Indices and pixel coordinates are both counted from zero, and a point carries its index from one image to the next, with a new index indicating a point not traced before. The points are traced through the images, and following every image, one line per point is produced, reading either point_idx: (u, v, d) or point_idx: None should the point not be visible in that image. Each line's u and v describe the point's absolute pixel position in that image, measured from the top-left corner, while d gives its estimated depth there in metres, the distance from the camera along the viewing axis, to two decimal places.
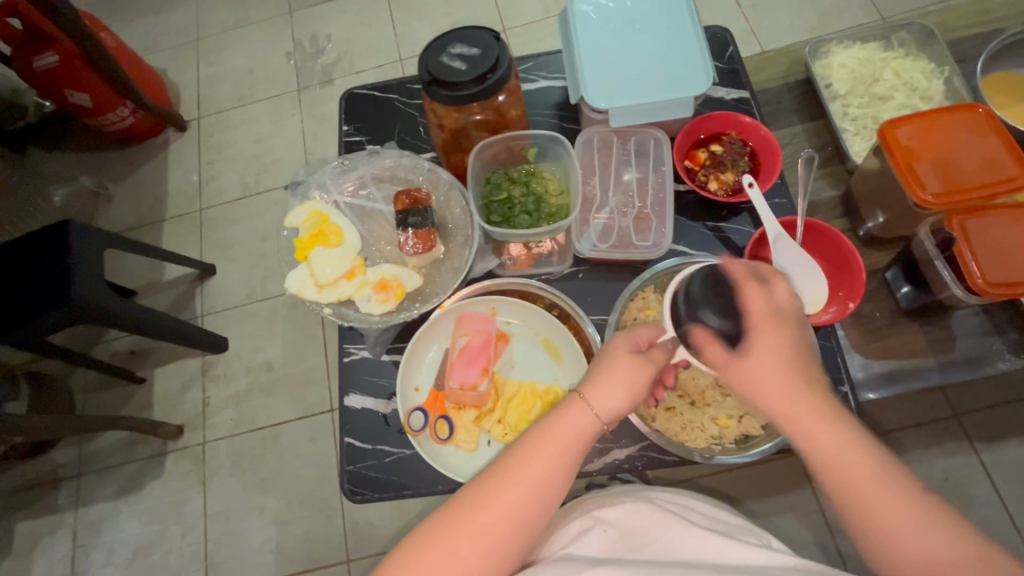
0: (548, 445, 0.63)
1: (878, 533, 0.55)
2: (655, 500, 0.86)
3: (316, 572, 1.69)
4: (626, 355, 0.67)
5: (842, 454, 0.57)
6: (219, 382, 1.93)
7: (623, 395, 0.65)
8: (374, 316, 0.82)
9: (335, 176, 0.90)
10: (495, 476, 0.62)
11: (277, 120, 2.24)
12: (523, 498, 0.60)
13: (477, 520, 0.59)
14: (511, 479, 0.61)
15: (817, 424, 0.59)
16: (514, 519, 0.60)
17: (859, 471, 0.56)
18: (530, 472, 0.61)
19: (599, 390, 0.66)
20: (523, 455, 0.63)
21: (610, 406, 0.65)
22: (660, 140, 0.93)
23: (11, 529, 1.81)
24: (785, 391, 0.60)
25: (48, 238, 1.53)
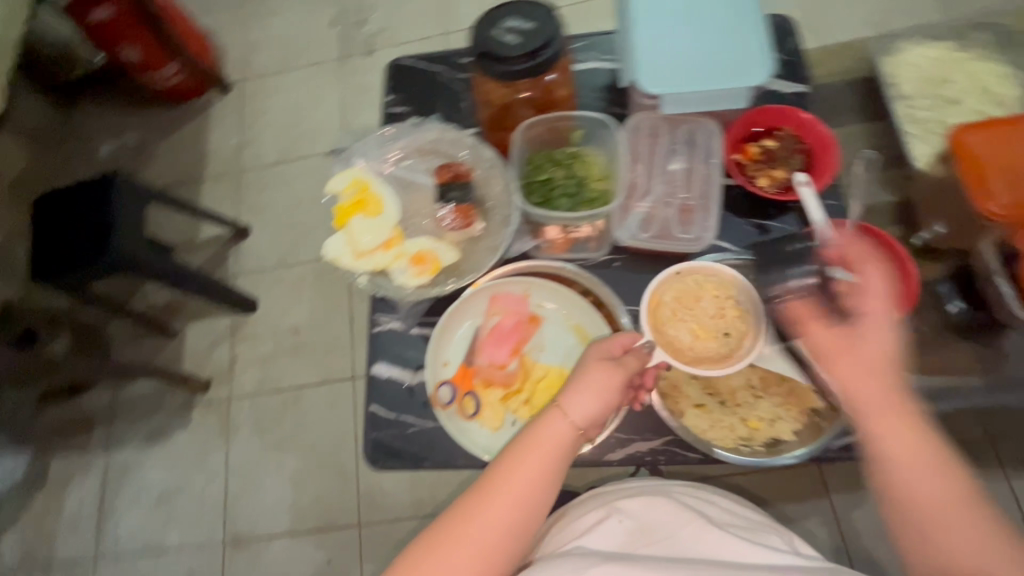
0: (537, 454, 0.64)
1: (932, 530, 0.57)
2: (673, 494, 0.86)
3: (328, 532, 1.74)
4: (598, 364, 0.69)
5: (912, 451, 0.59)
6: (247, 342, 1.98)
7: (598, 401, 0.67)
8: (407, 288, 0.83)
9: (379, 145, 0.90)
10: (486, 486, 0.62)
11: (318, 88, 2.25)
12: (515, 504, 0.61)
13: (471, 525, 0.60)
14: (501, 488, 0.62)
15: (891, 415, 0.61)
16: (505, 526, 0.60)
17: (918, 464, 0.59)
18: (522, 479, 0.62)
19: (575, 396, 0.67)
20: (511, 465, 0.63)
21: (586, 410, 0.66)
22: (712, 131, 0.90)
23: (46, 464, 1.91)
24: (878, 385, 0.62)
25: (95, 187, 1.58)
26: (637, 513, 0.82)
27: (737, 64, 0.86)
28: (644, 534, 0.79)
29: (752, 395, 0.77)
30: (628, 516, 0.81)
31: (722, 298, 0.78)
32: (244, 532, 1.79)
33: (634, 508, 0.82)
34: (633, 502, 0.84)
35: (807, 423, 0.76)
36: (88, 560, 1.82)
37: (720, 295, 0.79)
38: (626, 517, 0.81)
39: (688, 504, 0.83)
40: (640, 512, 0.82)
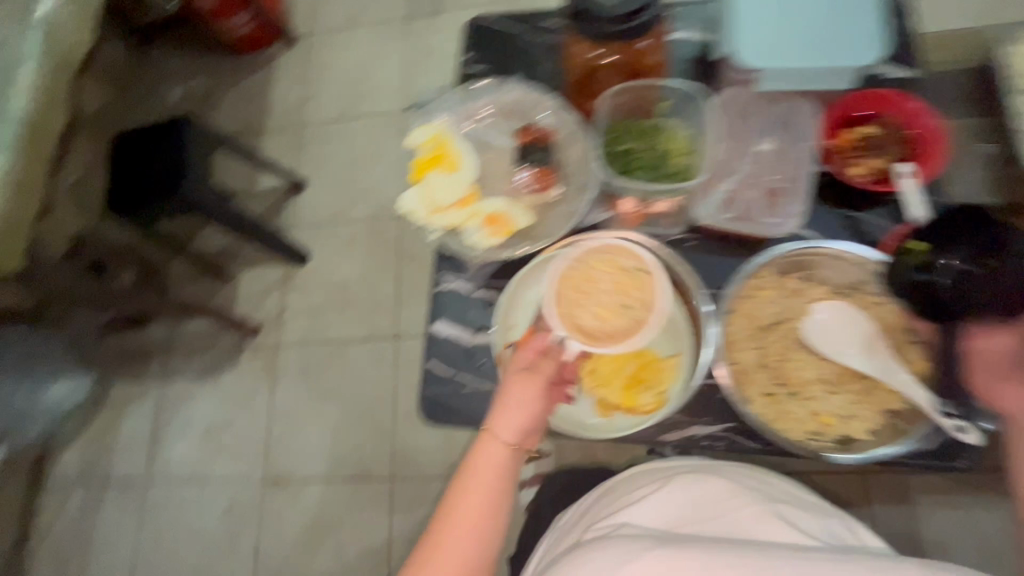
0: (482, 481, 0.67)
1: None
2: (726, 472, 0.86)
3: (363, 482, 1.81)
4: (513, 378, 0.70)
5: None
6: (297, 293, 2.04)
7: (522, 416, 0.68)
8: (478, 249, 0.84)
9: (459, 103, 0.89)
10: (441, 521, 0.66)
11: (382, 46, 2.24)
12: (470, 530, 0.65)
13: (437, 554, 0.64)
14: (454, 522, 0.65)
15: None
16: (472, 543, 0.65)
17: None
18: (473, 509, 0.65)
19: (499, 418, 0.68)
20: (462, 494, 0.66)
21: (512, 428, 0.67)
22: (806, 115, 0.86)
23: (107, 388, 2.03)
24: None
25: (169, 128, 1.63)
26: (690, 488, 0.82)
27: (845, 41, 0.81)
28: (696, 509, 0.80)
29: (825, 389, 0.75)
30: (680, 489, 0.82)
31: (614, 269, 0.74)
32: (284, 472, 1.87)
33: (686, 482, 0.83)
34: (685, 477, 0.84)
35: (882, 421, 0.73)
36: (140, 481, 1.94)
37: (613, 267, 0.74)
38: (678, 490, 0.82)
39: (742, 484, 0.83)
40: (693, 487, 0.82)
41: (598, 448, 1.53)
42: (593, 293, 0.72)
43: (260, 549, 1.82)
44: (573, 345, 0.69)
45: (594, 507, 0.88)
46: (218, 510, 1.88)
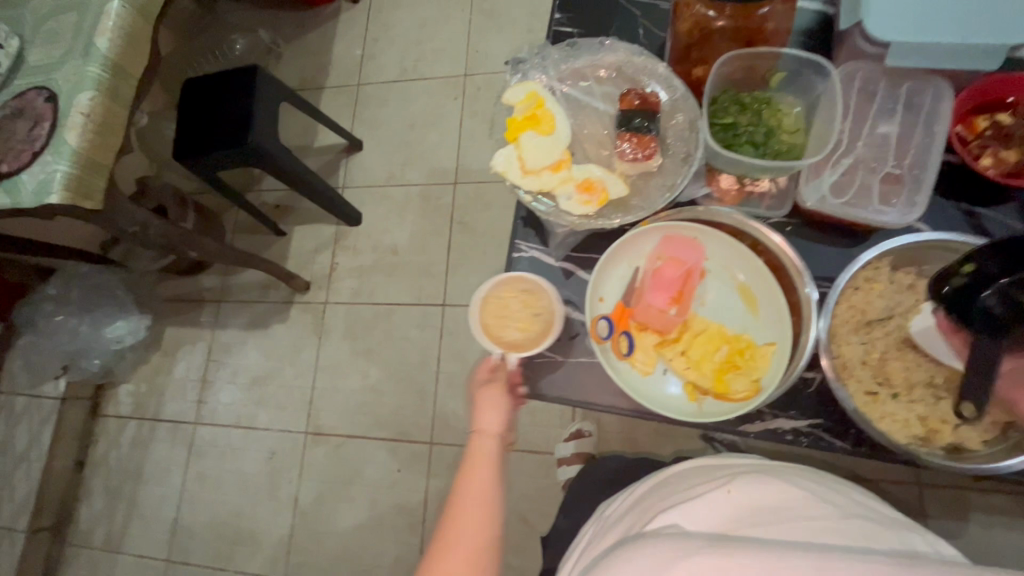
0: (483, 474, 0.74)
1: None
2: (793, 478, 0.78)
3: (401, 443, 1.84)
4: (488, 389, 0.80)
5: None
6: (347, 253, 2.05)
7: (498, 411, 0.79)
8: (572, 216, 0.79)
9: (557, 61, 0.84)
10: (451, 515, 0.71)
11: (447, 8, 2.19)
12: (479, 518, 0.71)
13: (450, 545, 0.68)
14: (466, 511, 0.71)
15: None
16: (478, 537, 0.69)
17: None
18: (475, 501, 0.72)
19: (482, 418, 0.79)
20: (468, 484, 0.74)
21: (494, 422, 0.78)
22: (942, 95, 0.78)
23: (162, 330, 2.10)
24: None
25: (237, 78, 1.64)
26: (748, 490, 0.75)
27: (997, 15, 0.72)
28: (756, 512, 0.72)
29: (933, 393, 0.70)
30: (737, 490, 0.75)
31: (514, 291, 0.81)
32: (325, 427, 1.91)
33: (746, 484, 0.76)
34: (743, 479, 0.77)
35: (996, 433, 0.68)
36: (189, 421, 2.02)
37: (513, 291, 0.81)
38: (736, 490, 0.75)
39: (810, 492, 0.75)
40: (752, 490, 0.75)
41: (642, 434, 1.52)
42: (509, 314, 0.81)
43: (298, 497, 1.87)
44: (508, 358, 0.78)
45: (648, 499, 0.84)
46: (261, 457, 1.94)
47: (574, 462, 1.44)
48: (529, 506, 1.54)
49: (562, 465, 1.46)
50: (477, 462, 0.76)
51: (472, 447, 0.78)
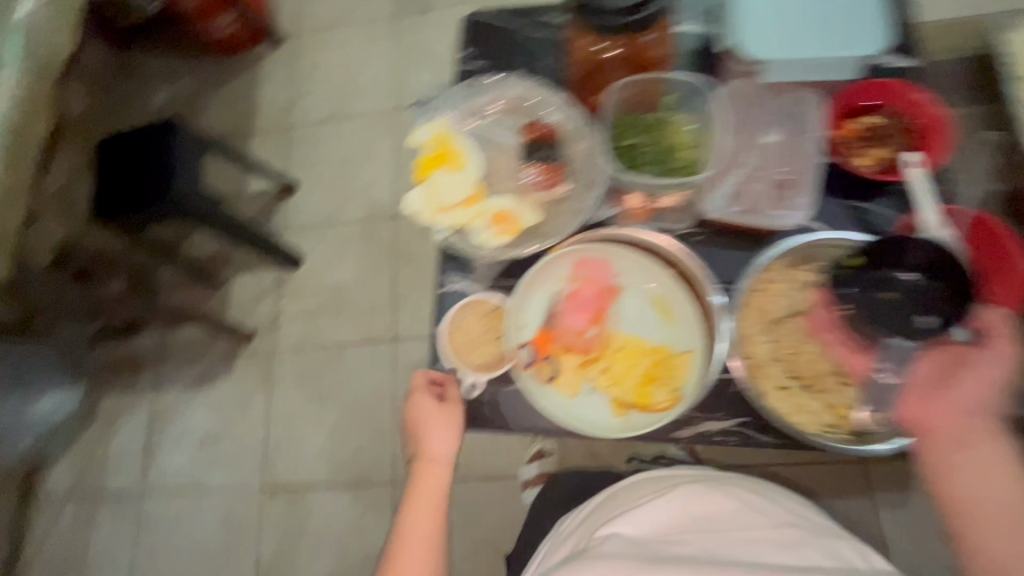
0: (428, 495, 0.83)
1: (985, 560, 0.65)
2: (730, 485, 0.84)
3: (364, 487, 1.79)
4: (437, 412, 0.81)
5: (1004, 492, 0.66)
6: (291, 297, 2.00)
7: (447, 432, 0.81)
8: (488, 248, 0.81)
9: (461, 98, 0.87)
10: (403, 528, 0.82)
11: (372, 45, 2.21)
12: (424, 535, 0.81)
13: (402, 556, 0.80)
14: (415, 527, 0.81)
15: (980, 454, 0.66)
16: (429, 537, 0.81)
17: (1010, 520, 0.65)
18: (422, 518, 0.82)
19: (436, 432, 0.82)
20: (416, 503, 0.83)
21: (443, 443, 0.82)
22: (814, 104, 0.85)
23: (98, 399, 1.98)
24: (977, 432, 0.66)
25: (155, 132, 1.60)
26: (690, 502, 0.80)
27: (848, 32, 0.82)
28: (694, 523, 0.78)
29: (840, 381, 0.74)
30: (680, 501, 0.80)
31: (479, 315, 0.83)
32: (283, 480, 1.84)
33: (689, 495, 0.81)
34: (686, 488, 0.82)
35: None
36: (135, 493, 1.90)
37: (476, 315, 0.84)
38: (676, 500, 0.81)
39: (745, 500, 0.81)
40: (692, 500, 0.80)
41: (602, 447, 1.53)
42: (473, 342, 0.83)
43: (260, 559, 1.79)
44: (475, 379, 0.81)
45: (594, 512, 0.86)
46: (217, 520, 1.84)
47: (537, 482, 1.38)
48: (497, 535, 1.52)
49: (526, 487, 1.39)
50: (424, 482, 0.84)
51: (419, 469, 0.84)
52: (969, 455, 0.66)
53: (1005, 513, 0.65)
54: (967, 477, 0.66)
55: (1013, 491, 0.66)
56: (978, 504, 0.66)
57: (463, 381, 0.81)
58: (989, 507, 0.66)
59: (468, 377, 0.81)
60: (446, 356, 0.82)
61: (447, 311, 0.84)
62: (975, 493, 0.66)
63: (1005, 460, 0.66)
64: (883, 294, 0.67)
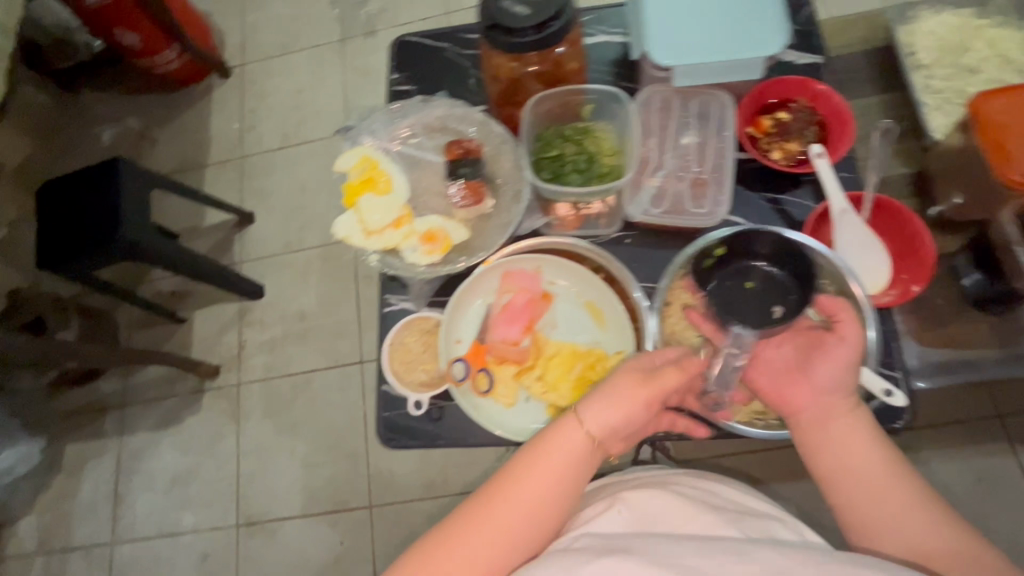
0: (549, 464, 0.65)
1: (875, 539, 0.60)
2: (676, 486, 0.76)
3: (341, 514, 1.76)
4: (634, 383, 0.68)
5: (877, 468, 0.62)
6: (255, 328, 1.98)
7: (617, 413, 0.67)
8: (419, 267, 0.83)
9: (386, 122, 0.88)
10: (499, 487, 0.64)
11: (320, 71, 2.20)
12: (522, 512, 0.62)
13: (478, 525, 0.61)
14: (512, 491, 0.63)
15: (845, 429, 0.64)
16: (512, 532, 0.62)
17: (892, 499, 0.61)
18: (526, 487, 0.63)
19: (595, 407, 0.67)
20: (529, 469, 0.65)
21: (601, 422, 0.66)
22: (725, 103, 0.88)
23: (60, 450, 1.92)
24: (836, 408, 0.66)
25: (99, 173, 1.57)
26: (638, 505, 0.70)
27: (752, 33, 0.83)
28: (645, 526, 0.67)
29: None
30: (628, 507, 0.69)
31: (419, 334, 0.85)
32: (258, 514, 1.81)
33: (634, 497, 0.71)
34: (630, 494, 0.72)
35: None
36: (105, 543, 1.85)
37: (416, 334, 0.86)
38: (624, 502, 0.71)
39: (691, 495, 0.73)
40: (640, 499, 0.71)
41: None
42: (414, 360, 0.86)
43: None
44: (422, 398, 0.83)
45: None
46: (191, 562, 1.80)
47: None
48: None
49: None
50: (551, 442, 0.66)
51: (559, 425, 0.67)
52: (834, 432, 0.65)
53: (887, 493, 0.61)
54: (835, 457, 0.64)
55: (887, 465, 0.63)
56: (856, 485, 0.62)
57: (411, 402, 0.83)
58: (865, 488, 0.62)
59: (414, 397, 0.83)
60: (392, 378, 0.84)
61: (388, 333, 0.86)
62: (849, 473, 0.63)
63: (874, 433, 0.65)
64: (748, 283, 0.76)
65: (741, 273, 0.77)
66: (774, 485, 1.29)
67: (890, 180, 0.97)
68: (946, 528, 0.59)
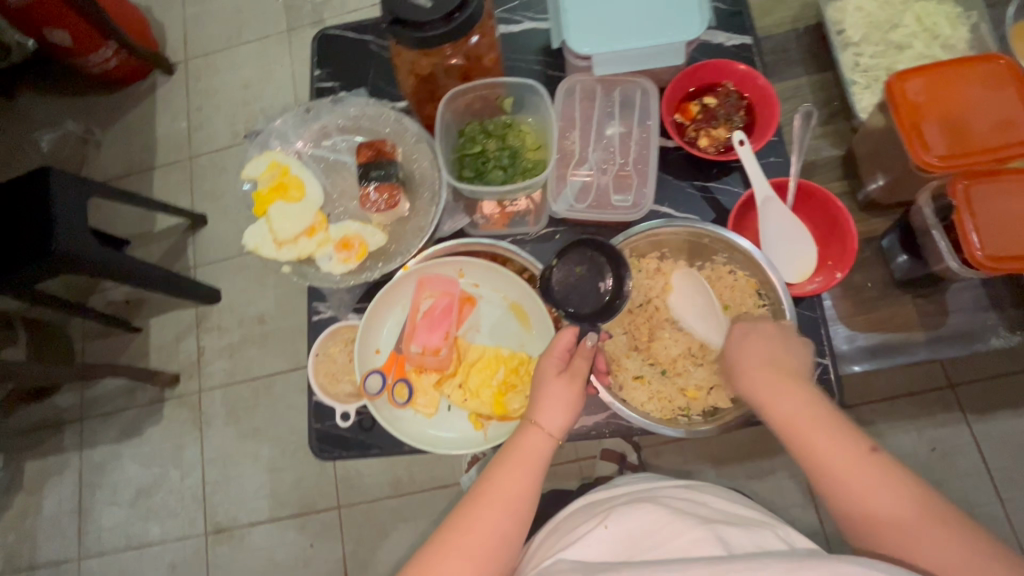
0: (514, 465, 0.64)
1: (869, 520, 0.58)
2: (665, 499, 0.70)
3: (309, 517, 1.53)
4: (556, 376, 0.67)
5: (829, 445, 0.61)
6: (213, 333, 1.69)
7: (569, 412, 0.66)
8: (335, 276, 0.83)
9: (295, 126, 0.88)
10: (473, 501, 0.62)
11: (266, 64, 1.85)
12: (499, 515, 0.61)
13: (461, 544, 0.59)
14: (487, 500, 0.62)
15: (781, 394, 0.65)
16: (490, 539, 0.60)
17: (837, 453, 0.60)
18: (499, 491, 0.62)
19: (544, 411, 0.66)
20: (497, 474, 0.63)
21: (558, 423, 0.65)
22: (647, 90, 0.86)
23: (19, 468, 1.65)
24: (768, 378, 0.66)
25: (24, 186, 1.23)
26: (625, 519, 0.65)
27: (671, 18, 0.80)
28: (632, 545, 0.62)
29: (692, 362, 0.80)
30: (615, 522, 0.65)
31: (346, 344, 0.83)
32: (225, 522, 1.56)
33: (623, 511, 0.67)
34: (620, 508, 0.68)
35: None
36: (72, 559, 1.59)
37: (343, 344, 0.83)
38: (613, 523, 0.65)
39: (676, 506, 0.67)
40: (629, 518, 0.65)
41: None
42: (340, 370, 0.83)
43: None
44: (351, 408, 0.80)
45: (533, 554, 0.71)
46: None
47: None
48: None
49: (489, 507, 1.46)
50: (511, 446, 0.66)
51: (518, 431, 0.66)
52: (775, 397, 0.65)
53: (837, 462, 0.60)
54: (781, 418, 0.64)
55: (828, 422, 0.62)
56: (803, 444, 0.63)
57: (339, 412, 0.80)
58: (815, 445, 0.62)
59: (342, 407, 0.80)
60: (319, 390, 0.81)
61: (315, 342, 0.83)
62: (793, 431, 0.63)
63: (811, 393, 0.65)
64: (581, 269, 0.73)
65: (588, 262, 0.73)
66: (738, 465, 1.29)
67: (821, 162, 0.96)
68: (897, 478, 0.58)
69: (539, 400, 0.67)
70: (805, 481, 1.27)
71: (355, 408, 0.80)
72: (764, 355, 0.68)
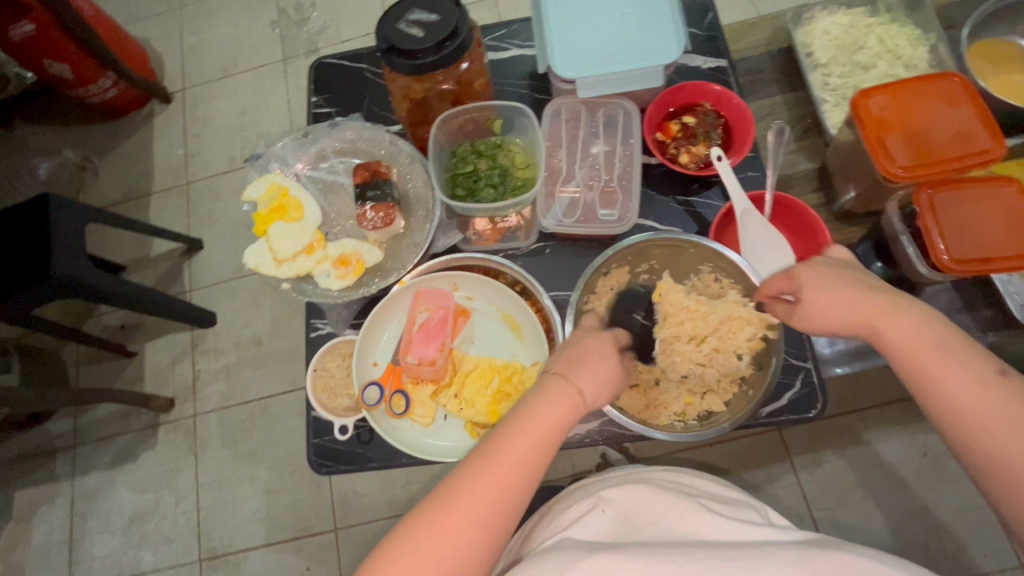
0: (541, 417, 0.63)
1: (987, 455, 0.54)
2: (655, 479, 0.73)
3: (306, 540, 1.52)
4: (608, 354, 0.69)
5: (953, 370, 0.57)
6: (209, 356, 1.70)
7: (602, 376, 0.67)
8: (333, 291, 0.86)
9: (294, 150, 0.92)
10: (493, 448, 0.61)
11: (262, 91, 1.90)
12: (519, 465, 0.60)
13: (477, 486, 0.58)
14: (508, 450, 0.60)
15: (897, 317, 0.61)
16: (511, 484, 0.59)
17: (955, 377, 0.57)
18: (526, 437, 0.61)
19: (583, 374, 0.67)
20: (520, 423, 0.63)
21: (591, 386, 0.66)
22: (629, 111, 0.90)
23: (9, 498, 1.63)
24: (867, 302, 0.63)
25: (23, 215, 1.24)
26: (620, 501, 0.68)
27: (650, 44, 0.86)
28: (629, 522, 0.65)
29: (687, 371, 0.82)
30: (611, 505, 0.68)
31: (342, 358, 0.85)
32: (221, 547, 1.54)
33: (615, 494, 0.70)
34: (612, 491, 0.71)
35: (735, 392, 0.80)
36: None
37: (340, 358, 0.86)
38: (609, 506, 0.68)
39: (667, 486, 0.71)
40: (624, 499, 0.68)
41: None
42: (337, 385, 0.85)
43: None
44: (349, 420, 0.81)
45: (526, 541, 0.73)
46: None
47: None
48: None
49: None
50: (542, 401, 0.64)
51: (550, 387, 0.65)
52: (882, 321, 0.62)
53: (954, 387, 0.57)
54: (892, 341, 0.61)
55: (947, 346, 0.59)
56: (912, 364, 0.60)
57: (336, 426, 0.81)
58: (930, 371, 0.58)
59: (340, 421, 0.81)
60: (316, 405, 0.82)
61: (313, 358, 0.85)
62: (905, 354, 0.60)
63: (927, 316, 0.61)
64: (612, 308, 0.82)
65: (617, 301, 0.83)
66: (733, 475, 1.30)
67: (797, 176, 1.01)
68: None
69: (583, 364, 0.67)
70: (800, 488, 1.29)
71: (352, 421, 0.82)
72: (854, 286, 0.65)
